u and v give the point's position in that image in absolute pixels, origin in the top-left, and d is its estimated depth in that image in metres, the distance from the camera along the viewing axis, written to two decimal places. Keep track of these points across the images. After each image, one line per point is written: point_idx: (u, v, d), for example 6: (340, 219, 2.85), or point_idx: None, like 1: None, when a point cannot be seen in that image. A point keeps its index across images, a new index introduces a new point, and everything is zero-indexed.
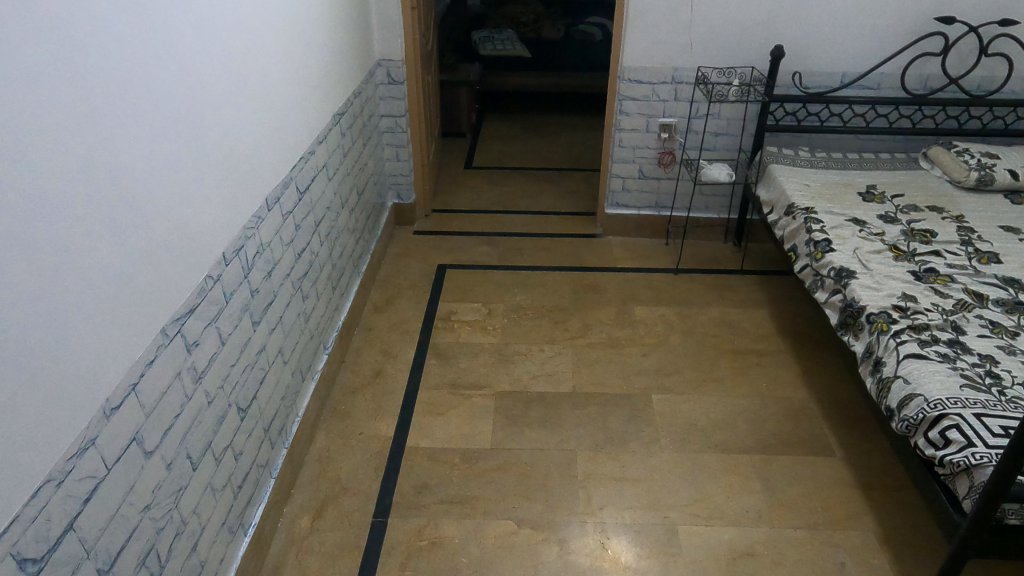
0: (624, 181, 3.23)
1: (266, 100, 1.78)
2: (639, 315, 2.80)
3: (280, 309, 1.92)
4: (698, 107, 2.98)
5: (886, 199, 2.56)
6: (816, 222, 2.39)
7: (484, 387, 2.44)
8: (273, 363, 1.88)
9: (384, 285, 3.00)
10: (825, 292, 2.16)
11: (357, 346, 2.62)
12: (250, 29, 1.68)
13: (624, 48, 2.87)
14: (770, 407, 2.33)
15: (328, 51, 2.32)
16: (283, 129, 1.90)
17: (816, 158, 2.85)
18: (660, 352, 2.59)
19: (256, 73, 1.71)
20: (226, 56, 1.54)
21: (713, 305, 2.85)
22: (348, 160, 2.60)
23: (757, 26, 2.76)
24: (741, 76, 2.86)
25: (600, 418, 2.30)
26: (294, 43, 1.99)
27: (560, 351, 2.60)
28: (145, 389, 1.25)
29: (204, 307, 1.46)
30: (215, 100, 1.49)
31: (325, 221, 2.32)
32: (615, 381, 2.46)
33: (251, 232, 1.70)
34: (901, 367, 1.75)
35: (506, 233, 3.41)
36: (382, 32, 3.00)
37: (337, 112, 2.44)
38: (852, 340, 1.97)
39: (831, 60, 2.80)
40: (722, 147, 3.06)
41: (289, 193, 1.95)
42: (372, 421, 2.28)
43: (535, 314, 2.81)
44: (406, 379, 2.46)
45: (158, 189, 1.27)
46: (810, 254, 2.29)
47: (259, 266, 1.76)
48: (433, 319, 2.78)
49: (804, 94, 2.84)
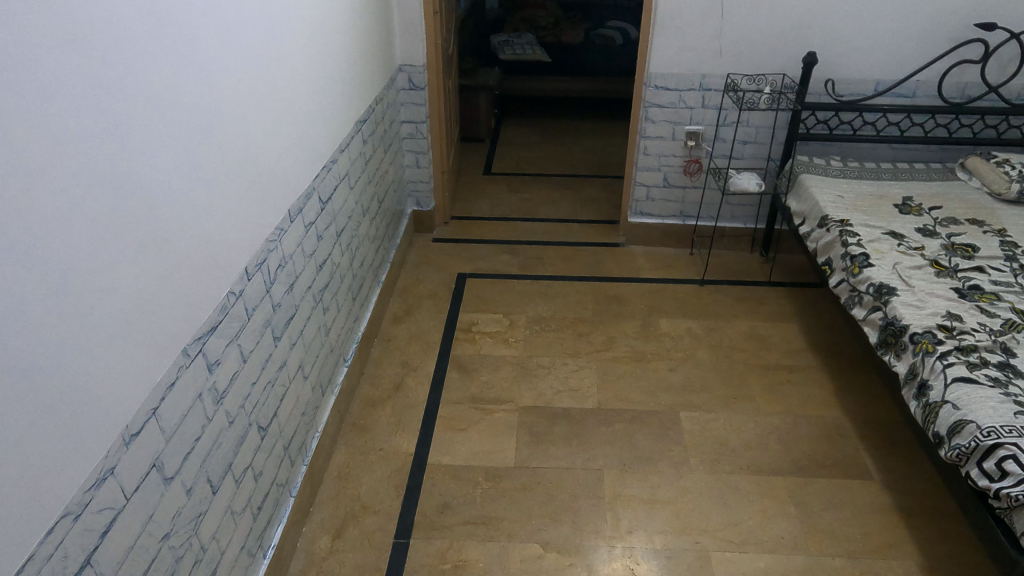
0: (648, 190, 3.16)
1: (288, 108, 1.73)
2: (664, 328, 2.73)
3: (302, 323, 1.87)
4: (727, 114, 2.90)
5: (923, 211, 2.47)
6: (852, 235, 2.31)
7: (506, 402, 2.37)
8: (294, 379, 1.83)
9: (404, 294, 2.95)
10: (864, 308, 2.08)
11: (377, 358, 2.57)
12: (271, 34, 1.63)
13: (651, 54, 2.80)
14: (803, 427, 2.25)
15: (350, 57, 2.27)
16: (304, 137, 1.84)
17: (849, 168, 2.77)
18: (687, 367, 2.52)
19: (276, 81, 1.67)
20: (246, 64, 1.50)
21: (741, 318, 2.78)
22: (369, 167, 2.55)
23: (789, 31, 2.69)
24: (771, 84, 2.79)
25: (627, 436, 2.23)
26: (316, 50, 1.95)
27: (584, 365, 2.54)
28: (166, 413, 1.20)
29: (225, 325, 1.41)
30: (236, 110, 1.45)
31: (346, 230, 2.27)
32: (641, 396, 2.39)
33: (274, 245, 1.65)
34: (949, 391, 1.67)
35: (527, 242, 3.35)
36: (403, 36, 2.94)
37: (359, 120, 2.39)
38: (893, 360, 1.89)
39: (865, 67, 2.72)
40: (750, 155, 2.98)
41: (311, 203, 1.91)
42: (393, 437, 2.23)
43: (557, 325, 2.75)
44: (427, 393, 2.41)
45: (177, 204, 1.22)
46: (846, 268, 2.22)
47: (281, 279, 1.71)
48: (454, 330, 2.73)
49: (837, 102, 2.76)
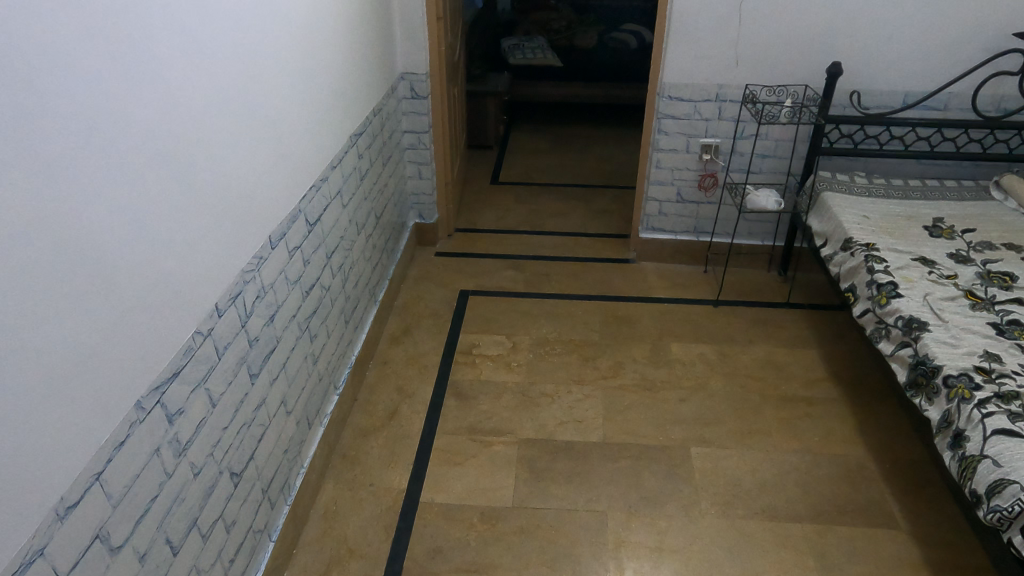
0: (660, 205, 3.01)
1: (272, 128, 1.61)
2: (676, 353, 2.58)
3: (285, 355, 1.75)
4: (745, 127, 2.75)
5: (955, 234, 2.31)
6: (879, 261, 2.15)
7: (506, 433, 2.24)
8: (274, 416, 1.71)
9: (403, 312, 2.82)
10: (891, 343, 1.92)
11: (371, 383, 2.44)
12: (252, 49, 1.50)
13: (664, 62, 2.65)
14: (823, 467, 2.10)
15: (346, 68, 2.14)
16: (289, 156, 1.71)
17: (874, 185, 2.60)
18: (699, 397, 2.38)
19: (257, 98, 1.54)
20: (223, 81, 1.37)
21: (758, 344, 2.62)
22: (366, 182, 2.43)
23: (812, 40, 2.53)
24: (793, 95, 2.63)
25: (634, 474, 2.09)
26: (306, 62, 1.82)
27: (590, 394, 2.40)
28: (114, 476, 1.08)
29: (190, 369, 1.29)
30: (208, 133, 1.32)
31: (338, 251, 2.15)
32: (650, 429, 2.25)
33: (251, 276, 1.53)
34: (988, 445, 1.51)
35: (533, 257, 3.21)
36: (405, 43, 2.81)
37: (355, 133, 2.26)
38: (924, 403, 1.74)
39: (893, 78, 2.56)
40: (769, 170, 2.82)
41: (297, 227, 1.78)
42: (384, 471, 2.10)
43: (563, 349, 2.61)
44: (423, 422, 2.28)
45: (133, 243, 1.10)
46: (872, 297, 2.06)
47: (259, 311, 1.58)
48: (454, 352, 2.60)
49: (862, 114, 2.59)
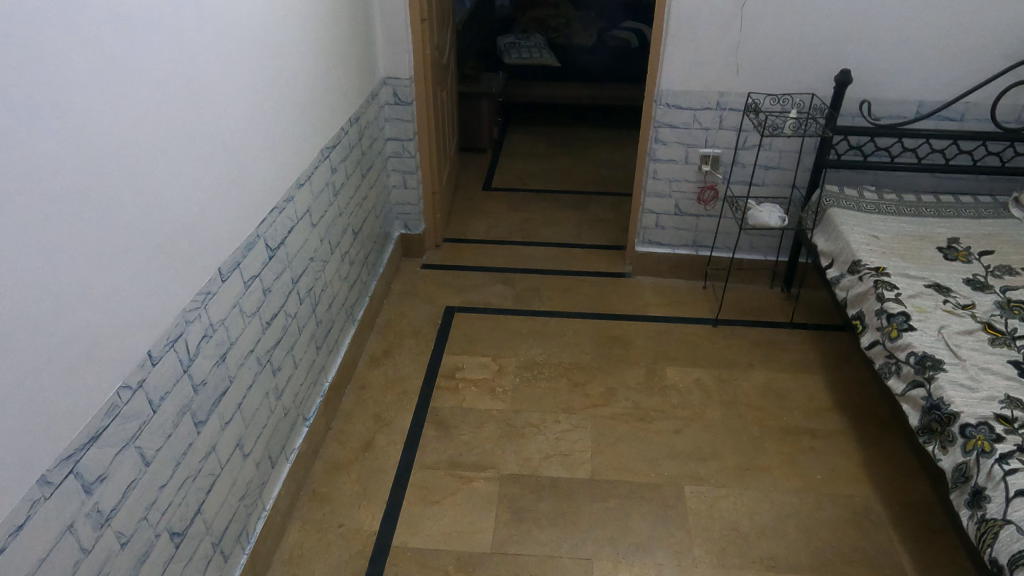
0: (657, 217, 2.85)
1: (225, 151, 1.47)
2: (671, 378, 2.43)
3: (240, 393, 1.61)
4: (747, 137, 2.58)
5: (971, 257, 2.15)
6: (889, 288, 1.99)
7: (488, 468, 2.10)
8: (227, 463, 1.57)
9: (385, 331, 2.68)
10: (902, 381, 1.77)
11: (347, 410, 2.30)
12: (198, 63, 1.34)
13: (662, 68, 2.50)
14: (826, 510, 1.95)
15: (318, 76, 1.99)
16: (245, 178, 1.56)
17: (885, 201, 2.44)
18: (695, 428, 2.23)
19: (206, 119, 1.38)
20: (158, 101, 1.22)
21: (758, 369, 2.47)
22: (341, 197, 2.28)
23: (820, 46, 2.36)
24: (798, 104, 2.46)
25: (623, 515, 1.95)
26: (269, 74, 1.67)
27: (579, 424, 2.25)
28: (11, 568, 0.94)
29: (115, 430, 1.15)
30: (139, 162, 1.17)
31: (307, 274, 2.00)
32: (641, 465, 2.10)
33: (195, 315, 1.39)
34: (1012, 508, 1.36)
35: (524, 270, 3.06)
36: (387, 46, 2.65)
37: (328, 146, 2.11)
38: (938, 452, 1.59)
39: (906, 87, 2.39)
40: (773, 182, 2.66)
41: (254, 254, 1.63)
42: (356, 510, 1.96)
43: (552, 373, 2.47)
44: (399, 455, 2.14)
45: (35, 296, 0.96)
46: (881, 328, 1.91)
47: (206, 351, 1.44)
48: (436, 376, 2.45)
49: (873, 125, 2.43)
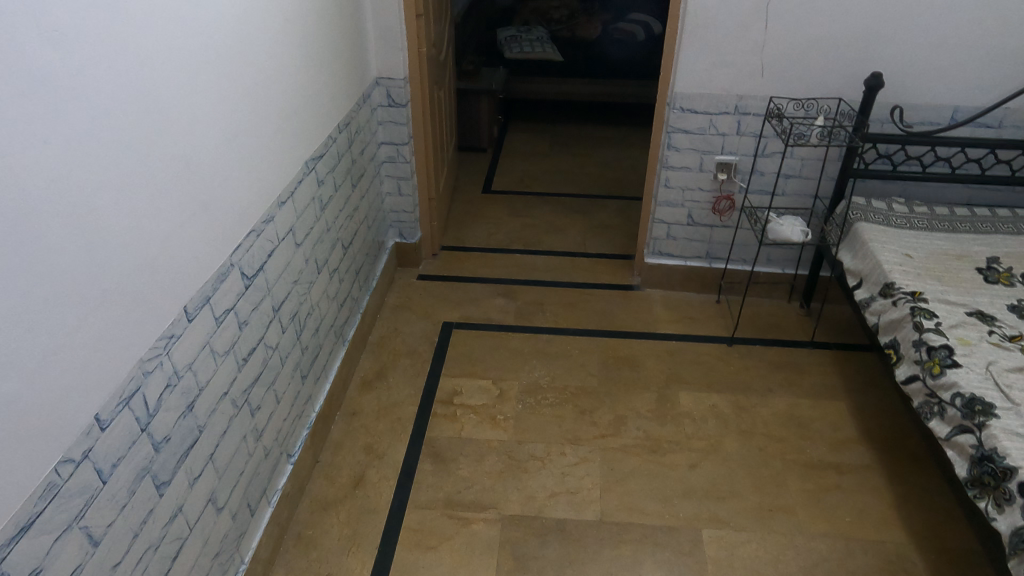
0: (669, 227, 2.67)
1: (193, 174, 1.29)
2: (685, 405, 2.27)
3: (213, 442, 1.44)
4: (767, 144, 2.40)
5: (1014, 279, 1.98)
6: (928, 316, 1.82)
7: (488, 508, 1.94)
8: (198, 521, 1.40)
9: (377, 350, 2.51)
10: (947, 425, 1.61)
11: (336, 441, 2.13)
12: (157, 74, 1.16)
13: (676, 70, 2.31)
14: (857, 558, 1.79)
15: (301, 79, 1.79)
16: (216, 203, 1.39)
17: (916, 214, 2.25)
18: (711, 463, 2.06)
19: (166, 137, 1.20)
20: (106, 123, 1.03)
21: (777, 394, 2.31)
22: (330, 210, 2.10)
23: (849, 47, 2.18)
24: (824, 110, 2.28)
25: (636, 564, 1.79)
26: (246, 84, 1.48)
27: (586, 457, 2.08)
28: None
29: (52, 514, 0.98)
30: (82, 196, 0.99)
31: (291, 298, 1.83)
32: (654, 504, 1.94)
33: (155, 364, 1.21)
34: None
35: (526, 282, 2.89)
36: (380, 44, 2.46)
37: (314, 156, 1.92)
38: (992, 510, 1.43)
39: (942, 90, 2.21)
40: (794, 192, 2.48)
41: (228, 286, 1.46)
42: (344, 557, 1.80)
43: (557, 398, 2.30)
44: (392, 493, 1.98)
45: None
46: (921, 362, 1.74)
47: (169, 404, 1.26)
48: (432, 401, 2.29)
49: (904, 132, 2.24)
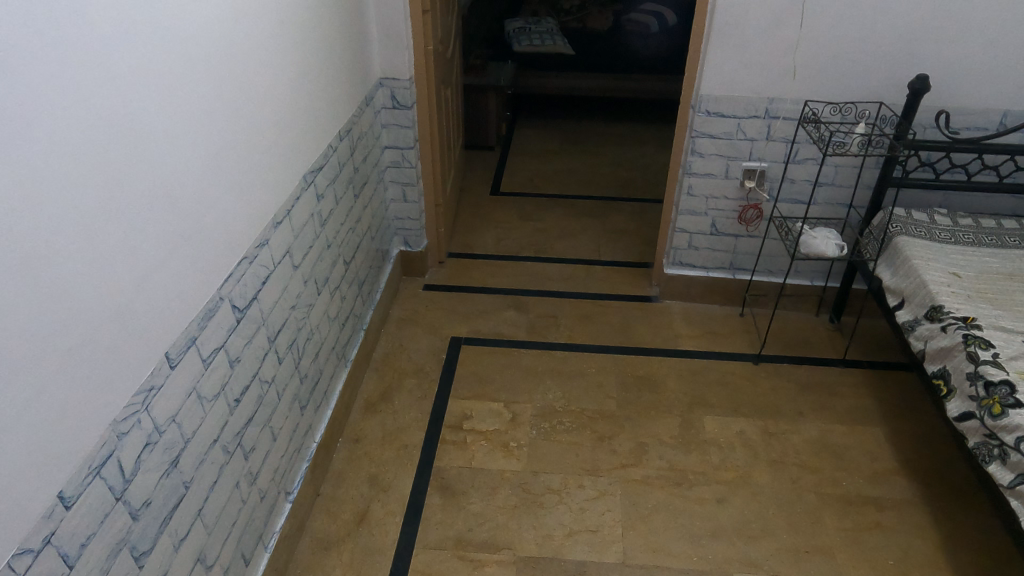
0: (690, 237, 2.51)
1: (174, 204, 1.14)
2: (710, 431, 2.12)
3: (201, 496, 1.30)
4: (799, 150, 2.24)
5: None
6: (983, 345, 1.67)
7: (502, 548, 1.80)
8: None
9: (381, 369, 2.36)
10: (1010, 471, 1.46)
11: (338, 472, 1.99)
12: (129, 94, 1.00)
13: (702, 71, 2.15)
14: None
15: (298, 87, 1.64)
16: (203, 234, 1.24)
17: (961, 227, 2.09)
18: (741, 497, 1.92)
19: (143, 168, 1.04)
20: (67, 163, 0.88)
21: (809, 419, 2.16)
22: (331, 224, 1.94)
23: (890, 47, 2.01)
24: (863, 115, 2.12)
25: None
26: (235, 98, 1.33)
27: (606, 491, 1.94)
28: None
29: None
30: (36, 248, 0.84)
31: (288, 325, 1.68)
32: (680, 545, 1.80)
33: (132, 424, 1.07)
34: None
35: (538, 292, 2.74)
36: (384, 43, 2.30)
37: (314, 170, 1.77)
38: None
39: (992, 93, 2.04)
40: (827, 201, 2.32)
41: (216, 323, 1.31)
42: None
43: (574, 423, 2.16)
44: (398, 531, 1.84)
45: None
46: (978, 398, 1.59)
47: (149, 464, 1.12)
48: (440, 427, 2.14)
49: (950, 139, 2.08)
